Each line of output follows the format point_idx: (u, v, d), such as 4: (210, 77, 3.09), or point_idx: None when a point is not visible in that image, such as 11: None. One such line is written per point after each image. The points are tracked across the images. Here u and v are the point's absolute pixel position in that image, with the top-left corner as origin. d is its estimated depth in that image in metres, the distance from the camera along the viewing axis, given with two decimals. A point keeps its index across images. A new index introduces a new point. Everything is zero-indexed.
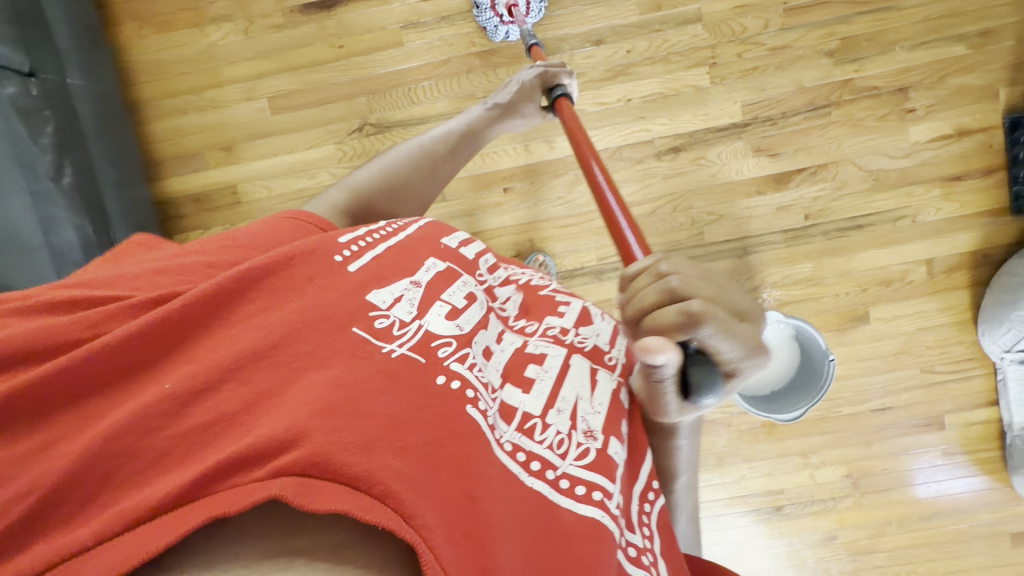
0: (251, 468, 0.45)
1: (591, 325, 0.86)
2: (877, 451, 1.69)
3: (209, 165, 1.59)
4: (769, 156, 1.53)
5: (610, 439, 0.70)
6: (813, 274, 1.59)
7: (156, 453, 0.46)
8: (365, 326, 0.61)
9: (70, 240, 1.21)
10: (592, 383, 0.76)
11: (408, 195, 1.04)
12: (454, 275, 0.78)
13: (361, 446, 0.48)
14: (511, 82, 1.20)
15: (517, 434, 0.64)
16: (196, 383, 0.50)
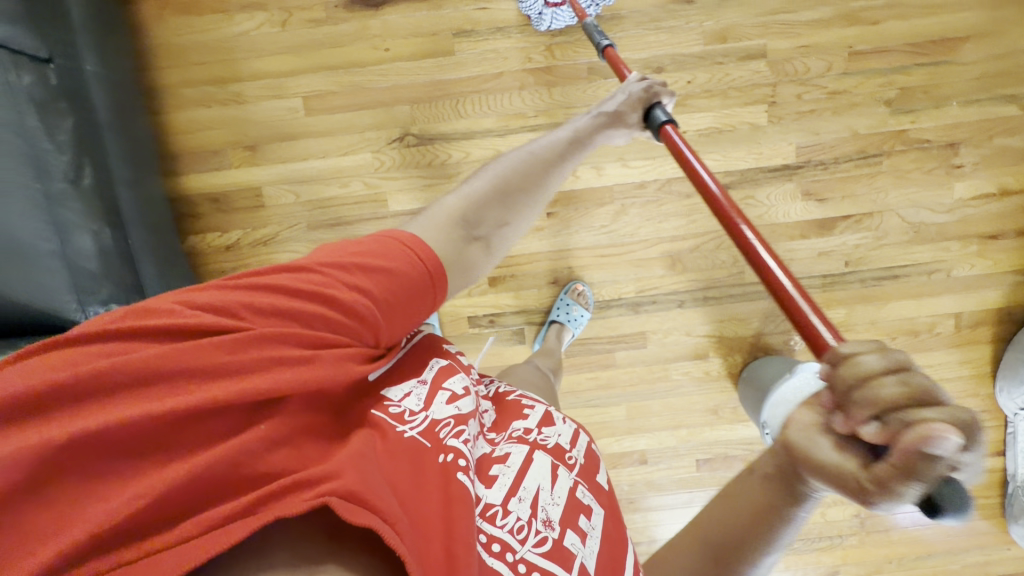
0: (298, 491, 0.51)
1: (550, 424, 0.77)
2: None
3: (230, 163, 1.47)
4: (816, 201, 1.52)
5: (567, 530, 0.64)
6: (845, 320, 1.59)
7: (231, 484, 0.50)
8: (381, 410, 0.65)
9: (86, 249, 1.08)
10: (553, 478, 0.68)
11: (519, 193, 0.87)
12: (453, 368, 0.74)
13: (381, 489, 0.54)
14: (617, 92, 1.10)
15: (479, 519, 0.62)
16: (271, 431, 0.54)
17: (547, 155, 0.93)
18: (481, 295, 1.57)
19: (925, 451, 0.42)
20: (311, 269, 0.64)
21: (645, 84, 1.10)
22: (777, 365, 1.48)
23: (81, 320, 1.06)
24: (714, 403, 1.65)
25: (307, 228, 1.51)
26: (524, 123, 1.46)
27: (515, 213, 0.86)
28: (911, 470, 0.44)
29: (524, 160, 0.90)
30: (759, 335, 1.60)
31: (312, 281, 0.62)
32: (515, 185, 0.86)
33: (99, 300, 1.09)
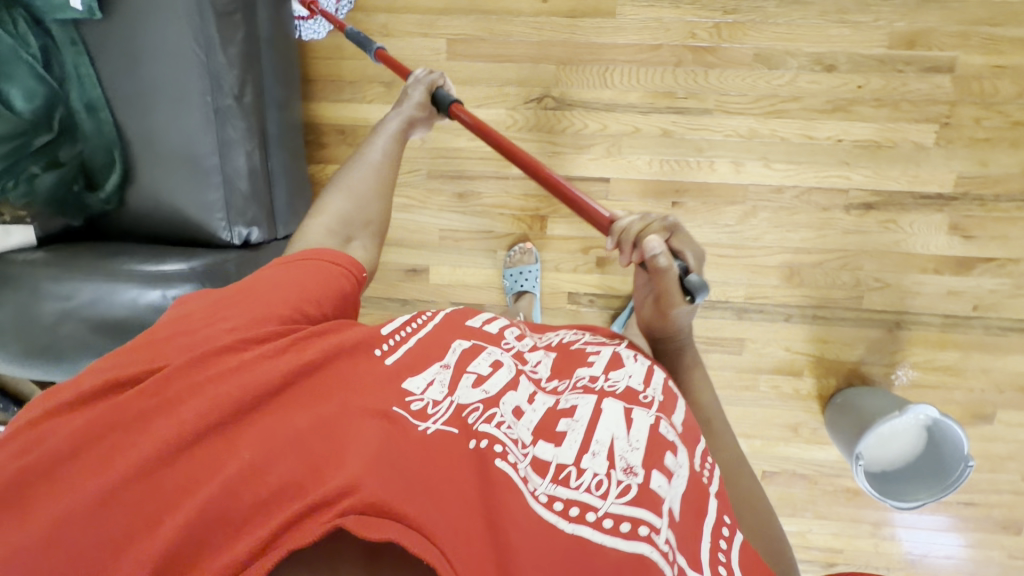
0: (315, 512, 0.47)
1: (621, 368, 0.69)
2: (943, 536, 1.72)
3: (363, 97, 1.44)
4: (961, 237, 1.42)
5: (652, 472, 0.56)
6: (956, 363, 1.52)
7: (234, 520, 0.47)
8: (400, 405, 0.59)
9: (241, 170, 1.09)
10: (628, 425, 0.60)
11: (373, 197, 0.92)
12: (478, 348, 0.70)
13: (404, 489, 0.49)
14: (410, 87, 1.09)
15: (551, 486, 0.55)
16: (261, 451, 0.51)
17: (385, 160, 0.98)
18: (586, 273, 1.53)
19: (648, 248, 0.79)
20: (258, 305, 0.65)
21: None
22: (877, 400, 1.43)
23: (227, 238, 1.10)
24: (795, 420, 1.63)
25: (426, 175, 1.50)
26: (671, 103, 1.38)
27: (369, 217, 0.91)
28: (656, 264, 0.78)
29: (369, 168, 0.96)
30: (860, 363, 1.54)
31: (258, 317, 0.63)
32: (369, 190, 0.92)
33: (245, 221, 1.12)
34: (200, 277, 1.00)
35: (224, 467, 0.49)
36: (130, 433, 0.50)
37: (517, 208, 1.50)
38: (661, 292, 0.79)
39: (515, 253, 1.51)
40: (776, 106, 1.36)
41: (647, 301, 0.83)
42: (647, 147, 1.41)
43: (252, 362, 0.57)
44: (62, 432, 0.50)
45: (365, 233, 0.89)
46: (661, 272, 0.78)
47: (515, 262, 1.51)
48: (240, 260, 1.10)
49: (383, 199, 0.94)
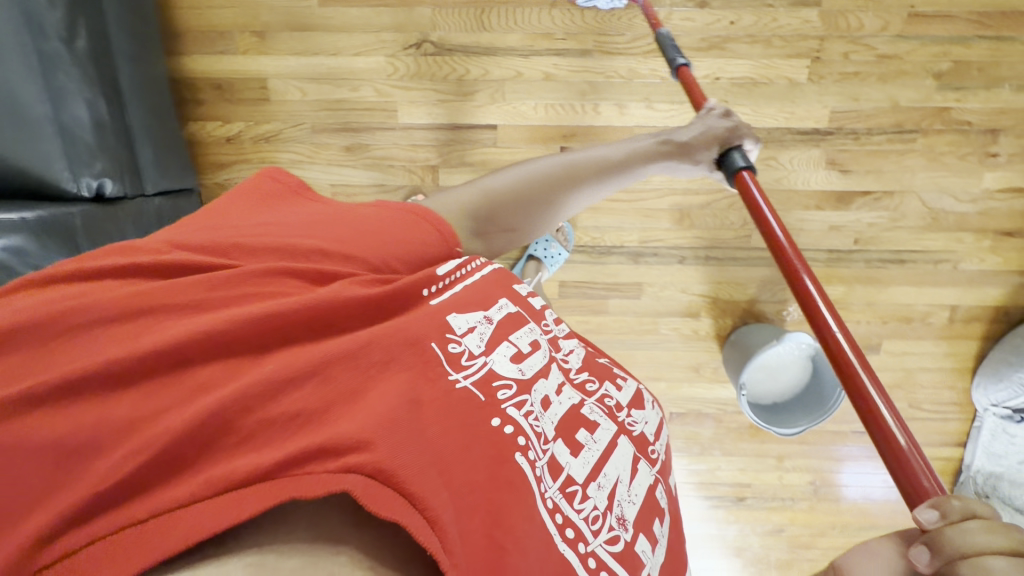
0: (322, 458, 0.45)
1: (642, 410, 0.77)
2: (841, 465, 1.81)
3: (237, 49, 1.39)
4: (839, 171, 1.46)
5: (641, 535, 0.63)
6: (842, 298, 1.58)
7: (242, 433, 0.46)
8: (439, 344, 0.59)
9: (81, 119, 1.06)
10: (633, 471, 0.67)
11: (539, 206, 0.92)
12: (522, 321, 0.70)
13: (428, 466, 0.49)
14: (698, 121, 1.04)
15: (558, 493, 0.58)
16: (293, 377, 0.49)
17: (591, 164, 0.95)
18: None
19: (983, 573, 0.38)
20: (330, 237, 0.65)
21: (734, 122, 1.06)
22: (760, 329, 1.51)
23: (74, 190, 1.06)
24: (697, 361, 1.68)
25: (311, 129, 1.45)
26: (550, 46, 1.37)
27: (524, 223, 0.91)
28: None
29: (565, 168, 0.94)
30: (754, 301, 1.59)
31: (331, 245, 0.64)
32: (530, 197, 0.90)
33: (93, 173, 1.08)
34: (34, 229, 0.97)
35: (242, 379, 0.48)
36: (173, 308, 0.51)
37: (407, 159, 1.47)
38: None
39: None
40: (653, 45, 1.37)
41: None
42: (530, 92, 1.40)
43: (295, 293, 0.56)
44: (110, 295, 0.50)
45: (502, 236, 0.89)
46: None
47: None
48: (88, 213, 1.06)
49: (542, 210, 0.93)
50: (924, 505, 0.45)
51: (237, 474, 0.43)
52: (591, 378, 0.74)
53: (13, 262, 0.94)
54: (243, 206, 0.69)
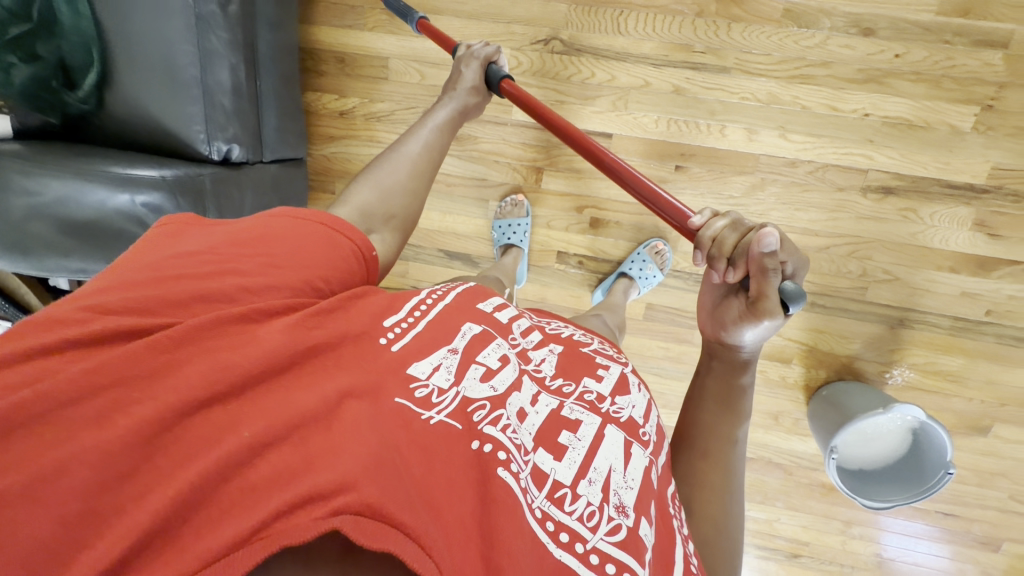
0: (313, 505, 0.42)
1: (628, 397, 0.67)
2: (917, 543, 1.67)
3: (365, 25, 1.39)
4: (987, 235, 1.31)
5: (641, 519, 0.55)
6: (959, 371, 1.44)
7: (224, 503, 0.42)
8: (404, 396, 0.53)
9: (224, 84, 1.07)
10: (626, 459, 0.59)
11: (401, 189, 0.86)
12: (489, 335, 0.64)
13: (409, 502, 0.44)
14: (453, 72, 1.10)
15: (546, 502, 0.52)
16: (258, 432, 0.45)
17: (421, 154, 0.94)
18: (578, 233, 1.48)
19: (737, 245, 0.66)
20: (248, 258, 0.59)
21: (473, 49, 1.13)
22: (862, 392, 1.38)
23: (205, 152, 1.09)
24: (778, 409, 1.58)
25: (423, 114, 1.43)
26: (687, 58, 1.28)
27: (405, 208, 0.85)
28: (765, 266, 0.63)
29: (405, 161, 0.90)
30: (855, 358, 1.47)
31: (253, 266, 0.58)
32: (398, 184, 0.86)
33: (225, 137, 1.10)
34: (171, 187, 1.00)
35: (220, 444, 0.44)
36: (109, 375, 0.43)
37: (514, 157, 1.44)
38: (755, 301, 0.65)
39: (506, 204, 1.46)
40: (801, 71, 1.25)
41: (733, 314, 0.68)
42: (656, 104, 1.32)
43: (252, 337, 0.51)
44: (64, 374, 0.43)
45: (386, 227, 0.82)
46: (766, 282, 0.64)
47: (505, 214, 1.46)
48: (217, 176, 1.08)
49: (415, 192, 0.88)
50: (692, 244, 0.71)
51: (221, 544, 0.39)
52: (569, 381, 0.65)
53: (149, 216, 0.98)
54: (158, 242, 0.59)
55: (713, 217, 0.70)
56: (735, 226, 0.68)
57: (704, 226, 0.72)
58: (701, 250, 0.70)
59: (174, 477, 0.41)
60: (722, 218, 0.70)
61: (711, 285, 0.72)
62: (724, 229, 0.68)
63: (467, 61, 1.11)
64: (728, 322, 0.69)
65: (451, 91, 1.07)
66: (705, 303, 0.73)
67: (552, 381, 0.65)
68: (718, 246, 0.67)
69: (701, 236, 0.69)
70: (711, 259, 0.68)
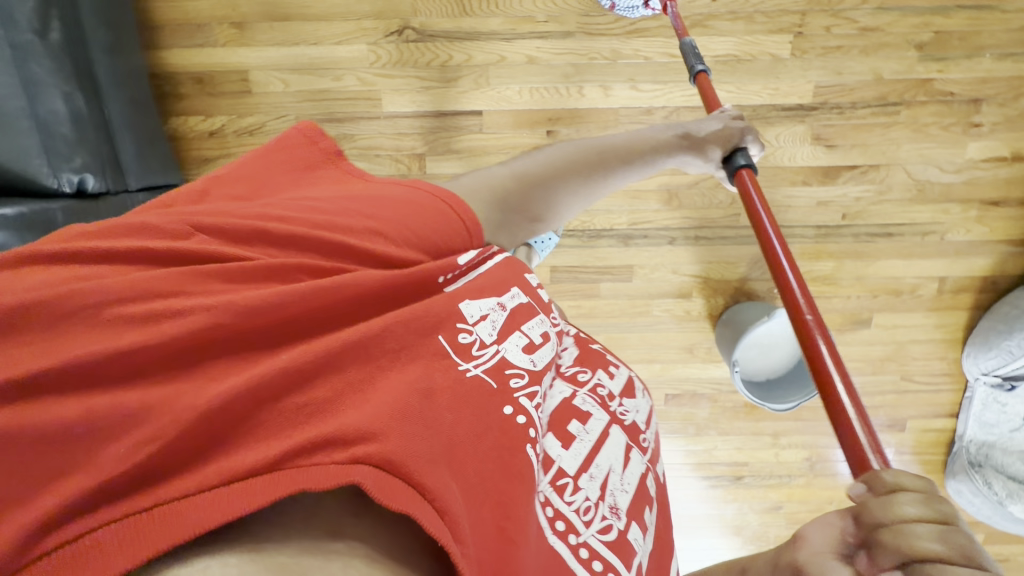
0: (328, 449, 0.41)
1: (633, 399, 0.80)
2: (840, 443, 1.84)
3: (218, 41, 1.38)
4: (825, 146, 1.46)
5: (632, 523, 0.67)
6: (832, 273, 1.59)
7: (259, 428, 0.41)
8: (450, 335, 0.56)
9: (59, 113, 1.05)
10: (626, 460, 0.71)
11: (555, 187, 0.86)
12: (533, 311, 0.70)
13: (439, 459, 0.46)
14: (710, 124, 1.05)
15: (549, 487, 0.62)
16: (301, 366, 0.45)
17: (578, 153, 0.91)
18: None
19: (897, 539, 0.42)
20: (313, 210, 0.58)
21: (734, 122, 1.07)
22: (754, 307, 1.51)
23: (53, 185, 1.05)
24: (691, 342, 1.68)
25: (295, 121, 1.44)
26: (533, 28, 1.37)
27: (547, 207, 0.86)
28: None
29: (565, 156, 0.89)
30: (744, 280, 1.60)
31: (300, 208, 0.58)
32: (554, 179, 0.86)
33: (73, 168, 1.07)
34: (15, 224, 0.97)
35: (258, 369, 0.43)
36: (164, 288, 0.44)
37: (393, 148, 1.47)
38: None
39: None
40: (635, 26, 1.37)
41: None
42: (515, 76, 1.40)
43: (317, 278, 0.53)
44: (113, 275, 0.43)
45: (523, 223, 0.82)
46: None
47: None
48: (70, 208, 1.05)
49: (570, 203, 0.90)
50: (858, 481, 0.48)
51: (243, 475, 0.38)
52: (582, 369, 0.78)
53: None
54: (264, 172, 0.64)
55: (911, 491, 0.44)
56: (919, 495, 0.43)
57: (874, 482, 0.46)
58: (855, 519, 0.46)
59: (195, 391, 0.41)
60: (920, 501, 0.43)
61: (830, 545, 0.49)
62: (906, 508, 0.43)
63: (723, 122, 1.06)
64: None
65: (676, 129, 1.03)
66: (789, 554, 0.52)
67: (567, 368, 0.77)
68: (867, 512, 0.45)
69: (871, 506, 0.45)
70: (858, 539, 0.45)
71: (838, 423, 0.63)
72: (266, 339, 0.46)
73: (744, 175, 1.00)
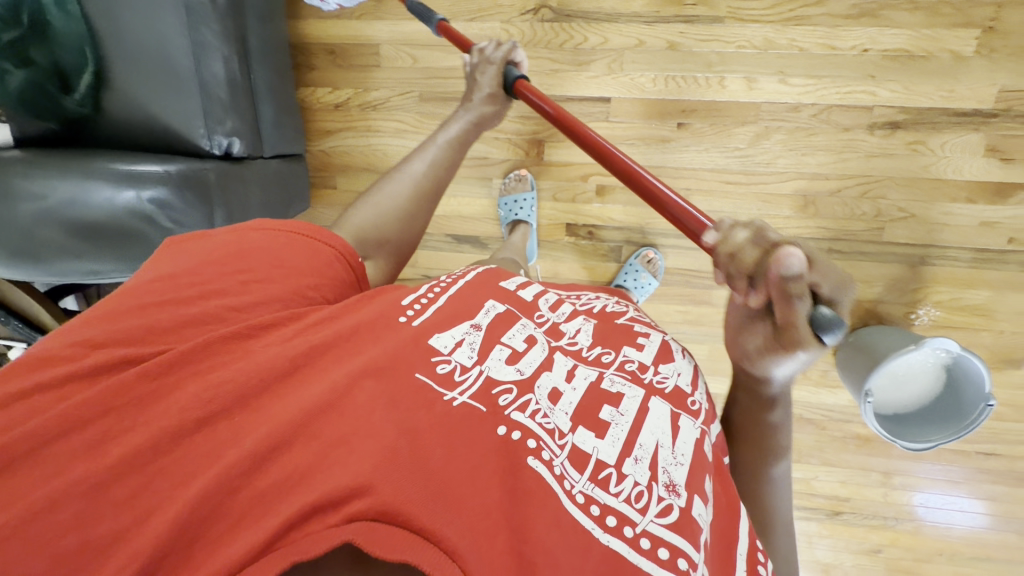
0: (323, 513, 0.43)
1: (671, 363, 0.68)
2: (957, 488, 1.63)
3: (351, 13, 1.38)
4: (1001, 160, 1.29)
5: (694, 497, 0.55)
6: (985, 304, 1.41)
7: (236, 511, 0.45)
8: (426, 371, 0.56)
9: (218, 77, 1.06)
10: (674, 432, 0.60)
11: (405, 213, 0.88)
12: (512, 316, 0.66)
13: (427, 496, 0.46)
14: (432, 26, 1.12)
15: (589, 484, 0.53)
16: (273, 437, 0.48)
17: (427, 173, 0.93)
18: (585, 203, 1.47)
19: (782, 273, 0.49)
20: (226, 277, 0.62)
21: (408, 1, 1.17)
22: (889, 332, 1.36)
23: (206, 147, 1.08)
24: None
25: (419, 98, 1.43)
26: (678, 12, 1.28)
27: (404, 230, 0.87)
28: (787, 292, 0.49)
29: (409, 182, 0.91)
30: (879, 302, 1.45)
31: (236, 285, 0.61)
32: (397, 207, 0.87)
33: (224, 131, 1.09)
34: (175, 182, 0.98)
35: (219, 461, 0.46)
36: (134, 401, 0.49)
37: (513, 132, 1.43)
38: (783, 330, 0.53)
39: (510, 180, 1.45)
40: (795, 13, 1.24)
41: (758, 341, 0.57)
42: (652, 62, 1.31)
43: (251, 351, 0.55)
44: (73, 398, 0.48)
45: (381, 253, 0.84)
46: (791, 307, 0.50)
47: (510, 191, 1.45)
48: (221, 171, 1.07)
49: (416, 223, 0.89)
50: (710, 231, 0.58)
51: (231, 561, 0.41)
52: (607, 350, 0.66)
53: (157, 212, 0.97)
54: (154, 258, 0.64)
55: (769, 236, 0.52)
56: (791, 251, 0.49)
57: (720, 240, 0.57)
58: (759, 280, 0.51)
59: (183, 489, 0.45)
60: (744, 227, 0.54)
61: (741, 311, 0.58)
62: (758, 243, 0.52)
63: (490, 69, 1.05)
64: (753, 354, 0.59)
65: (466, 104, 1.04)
66: (741, 326, 0.59)
67: (590, 352, 0.66)
68: (745, 257, 0.53)
69: (716, 250, 0.56)
70: (756, 288, 0.52)
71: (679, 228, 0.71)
72: (226, 408, 0.50)
73: (525, 86, 1.00)
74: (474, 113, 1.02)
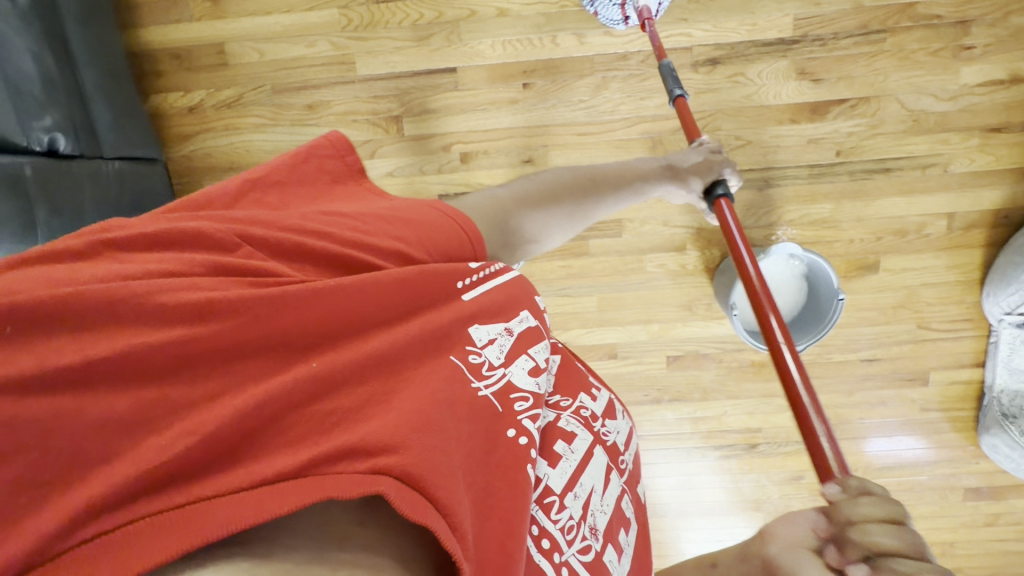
0: (354, 461, 0.43)
1: (615, 421, 0.78)
2: (852, 399, 1.71)
3: (192, 17, 1.41)
4: (811, 81, 1.42)
5: (609, 546, 0.67)
6: (831, 216, 1.52)
7: (267, 433, 0.43)
8: (461, 355, 0.57)
9: (29, 73, 1.07)
10: (605, 481, 0.70)
11: (562, 211, 0.88)
12: (541, 330, 0.69)
13: (452, 475, 0.47)
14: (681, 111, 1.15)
15: (538, 506, 0.60)
16: (313, 375, 0.46)
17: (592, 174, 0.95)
18: (452, 172, 1.50)
19: None
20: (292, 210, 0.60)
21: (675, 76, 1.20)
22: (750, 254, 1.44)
23: (24, 143, 1.05)
24: (688, 299, 1.61)
25: (272, 91, 1.45)
26: None
27: (552, 227, 0.87)
28: None
29: (586, 174, 0.93)
30: (740, 229, 1.54)
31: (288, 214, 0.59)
32: (558, 200, 0.87)
33: (43, 126, 1.09)
34: None
35: (259, 380, 0.44)
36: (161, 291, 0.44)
37: (369, 112, 1.46)
38: None
39: None
40: None
41: None
42: (486, 29, 1.40)
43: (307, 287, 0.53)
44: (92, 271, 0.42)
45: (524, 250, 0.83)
46: None
47: None
48: (39, 165, 1.06)
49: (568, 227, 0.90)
50: (831, 483, 0.57)
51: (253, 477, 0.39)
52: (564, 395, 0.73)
53: None
54: (254, 166, 0.64)
55: (909, 533, 0.50)
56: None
57: (845, 498, 0.54)
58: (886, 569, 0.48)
59: (206, 401, 0.41)
60: (881, 505, 0.52)
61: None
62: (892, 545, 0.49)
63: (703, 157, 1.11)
64: None
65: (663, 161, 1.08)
66: None
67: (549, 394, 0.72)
68: (873, 536, 0.50)
69: (840, 503, 0.54)
70: None
71: (817, 484, 0.68)
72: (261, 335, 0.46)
73: (722, 208, 1.06)
74: (648, 168, 1.04)
